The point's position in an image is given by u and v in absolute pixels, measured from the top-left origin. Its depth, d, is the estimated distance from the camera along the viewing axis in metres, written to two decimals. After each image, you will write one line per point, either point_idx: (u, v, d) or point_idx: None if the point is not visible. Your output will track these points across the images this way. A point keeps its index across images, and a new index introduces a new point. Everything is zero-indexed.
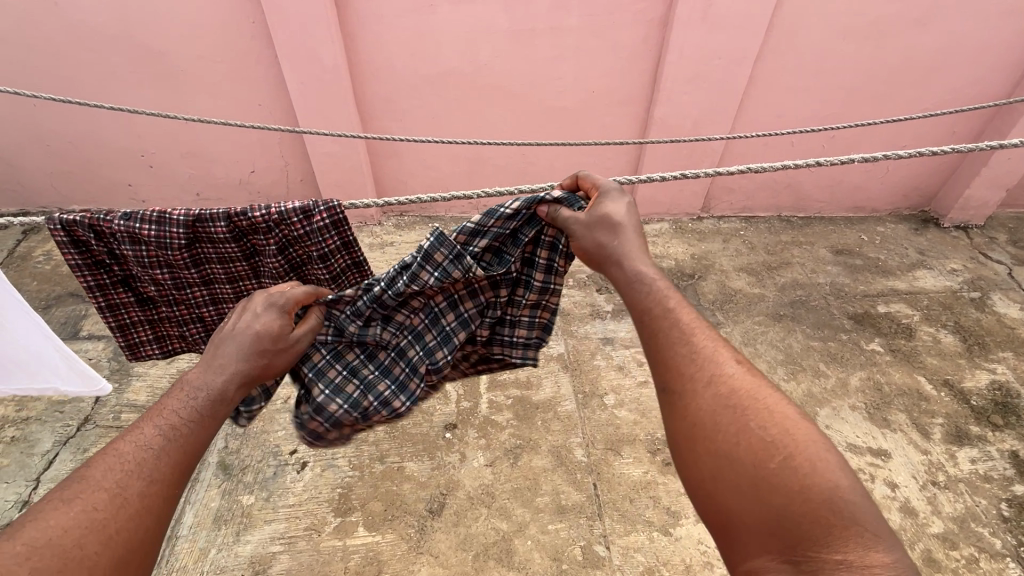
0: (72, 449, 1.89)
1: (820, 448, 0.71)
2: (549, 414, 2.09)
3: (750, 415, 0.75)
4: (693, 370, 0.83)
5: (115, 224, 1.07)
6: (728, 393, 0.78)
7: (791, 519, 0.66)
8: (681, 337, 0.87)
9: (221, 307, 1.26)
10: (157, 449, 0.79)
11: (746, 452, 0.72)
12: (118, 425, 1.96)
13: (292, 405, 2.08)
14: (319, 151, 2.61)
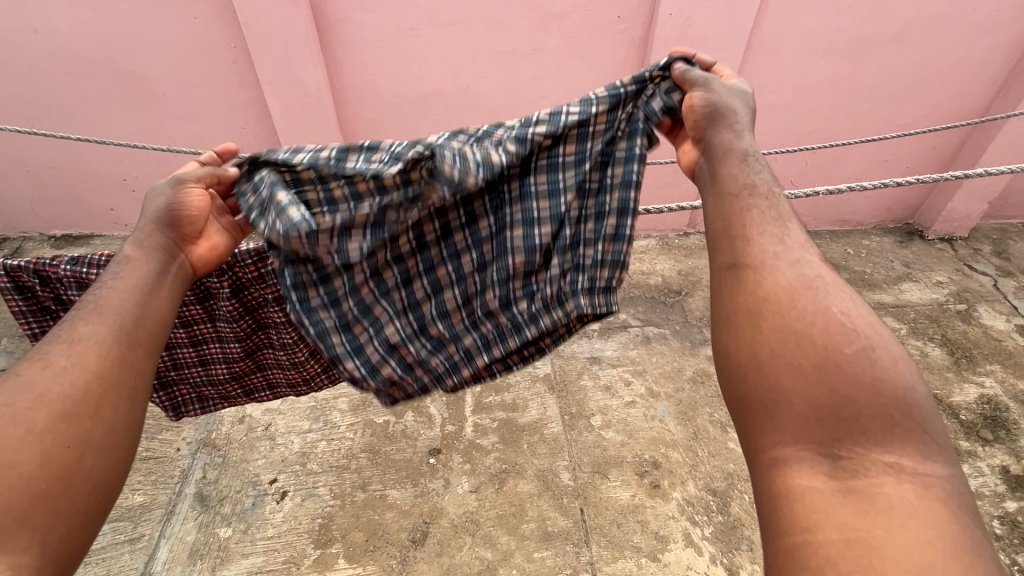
0: None
1: (901, 355, 0.60)
2: (535, 436, 2.06)
3: (830, 304, 0.64)
4: (776, 249, 0.71)
5: (61, 268, 1.10)
6: (807, 279, 0.67)
7: (852, 408, 0.56)
8: (753, 214, 0.77)
9: (172, 353, 1.29)
10: (69, 321, 0.77)
11: (820, 334, 0.61)
12: None
13: (273, 432, 2.03)
14: None
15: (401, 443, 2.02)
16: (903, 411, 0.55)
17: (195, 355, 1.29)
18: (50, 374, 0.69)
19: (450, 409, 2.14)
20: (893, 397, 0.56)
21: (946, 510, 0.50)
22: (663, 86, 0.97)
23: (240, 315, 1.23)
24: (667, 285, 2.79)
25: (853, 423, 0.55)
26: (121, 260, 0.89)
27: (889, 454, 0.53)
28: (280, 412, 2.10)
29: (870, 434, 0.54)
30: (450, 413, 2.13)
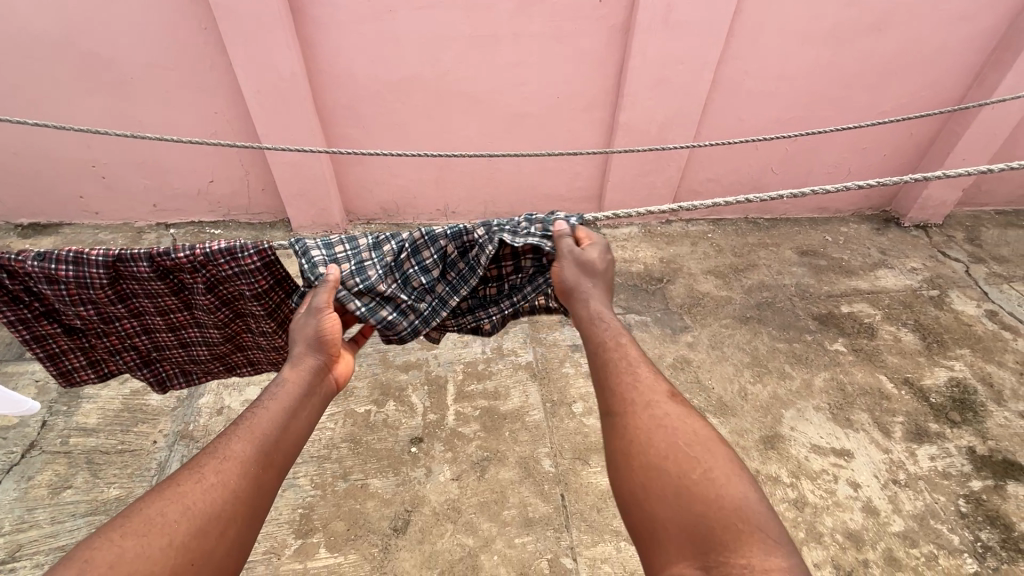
0: (16, 477, 1.80)
1: (735, 470, 0.76)
2: (517, 424, 2.07)
3: (679, 436, 0.80)
4: (635, 395, 0.89)
5: (28, 264, 1.07)
6: (663, 413, 0.85)
7: (707, 523, 0.68)
8: (621, 365, 0.96)
9: (154, 337, 1.29)
10: (225, 434, 0.88)
11: (672, 464, 0.77)
12: (67, 450, 1.88)
13: None
14: (280, 160, 2.55)
15: (383, 433, 2.02)
16: (738, 522, 0.68)
17: (175, 338, 1.30)
18: (207, 470, 0.80)
19: (431, 398, 2.14)
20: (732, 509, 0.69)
21: None
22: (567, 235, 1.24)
23: (216, 307, 1.21)
24: (649, 273, 2.81)
25: (709, 537, 0.67)
26: (274, 380, 1.02)
27: (740, 558, 0.64)
28: None
29: (725, 546, 0.65)
30: (432, 402, 2.13)
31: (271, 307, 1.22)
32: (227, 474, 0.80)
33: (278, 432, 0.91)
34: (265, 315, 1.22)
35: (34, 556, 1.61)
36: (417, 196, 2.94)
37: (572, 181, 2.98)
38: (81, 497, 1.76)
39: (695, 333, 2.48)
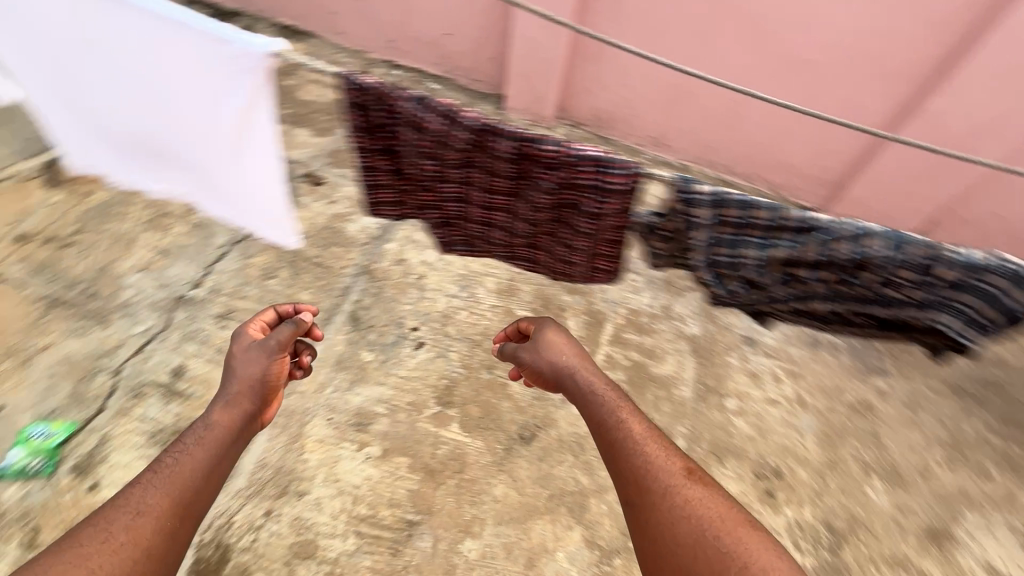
0: (239, 252, 2.08)
1: (764, 557, 0.83)
2: (662, 391, 1.98)
3: (707, 524, 0.88)
4: (650, 482, 0.97)
5: (407, 106, 1.12)
6: (690, 495, 0.94)
7: None
8: (628, 445, 1.04)
9: (463, 203, 1.41)
10: (140, 484, 0.93)
11: (703, 564, 0.85)
12: (278, 246, 2.11)
13: (424, 285, 2.11)
14: (523, 34, 2.42)
15: None
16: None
17: (480, 213, 1.42)
18: (117, 529, 0.84)
19: (587, 330, 2.10)
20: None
21: None
22: (1008, 274, 1.17)
23: (544, 201, 1.29)
24: None
25: None
26: (206, 421, 1.15)
27: None
28: (434, 268, 2.16)
29: None
30: (587, 333, 2.09)
31: (593, 222, 1.29)
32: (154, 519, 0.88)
33: (217, 446, 1.09)
34: (581, 223, 1.31)
35: (242, 323, 1.91)
36: (636, 116, 2.68)
37: (816, 156, 2.52)
38: (281, 289, 2.00)
39: (891, 381, 2.12)
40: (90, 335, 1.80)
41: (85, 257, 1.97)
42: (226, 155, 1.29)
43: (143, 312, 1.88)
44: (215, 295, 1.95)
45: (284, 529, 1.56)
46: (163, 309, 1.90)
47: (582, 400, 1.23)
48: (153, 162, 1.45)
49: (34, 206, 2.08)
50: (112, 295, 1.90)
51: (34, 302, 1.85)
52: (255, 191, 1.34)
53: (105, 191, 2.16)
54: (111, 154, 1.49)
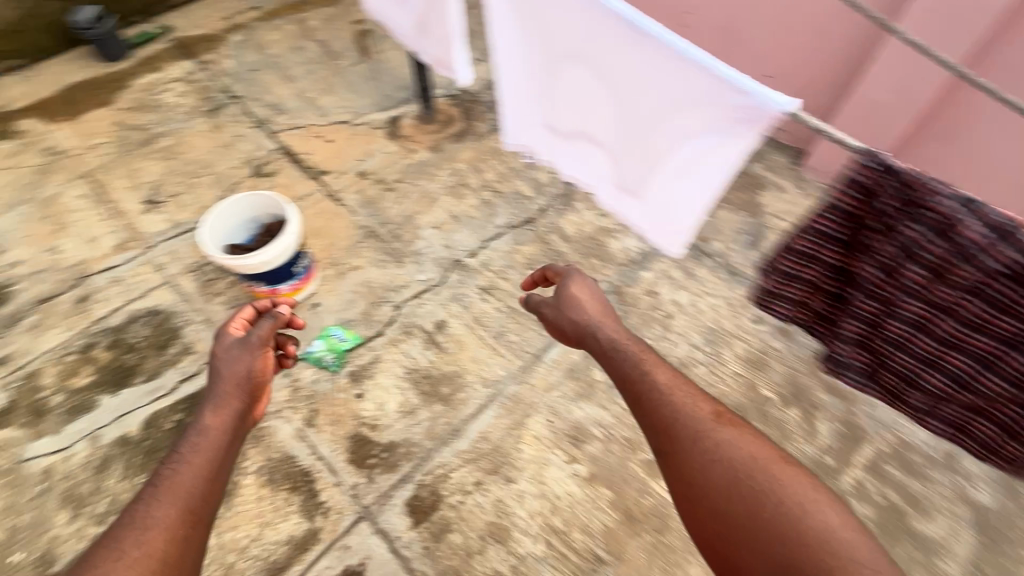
0: (512, 237, 2.25)
1: (794, 484, 1.04)
2: (920, 554, 1.63)
3: (740, 467, 1.08)
4: (682, 432, 1.16)
5: (944, 200, 0.92)
6: (729, 441, 1.12)
7: (789, 539, 0.97)
8: (659, 397, 1.23)
9: (903, 337, 1.10)
10: (148, 500, 1.10)
11: (742, 509, 1.04)
12: (545, 242, 2.23)
13: (669, 325, 2.02)
14: (866, 91, 2.09)
15: (773, 431, 1.83)
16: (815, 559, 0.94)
17: (917, 350, 1.09)
18: (128, 550, 1.02)
19: (840, 442, 1.81)
20: (807, 538, 0.96)
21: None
22: None
23: None
24: None
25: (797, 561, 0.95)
26: (199, 426, 1.28)
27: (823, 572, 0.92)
28: (684, 311, 2.06)
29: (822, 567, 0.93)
30: (838, 446, 1.80)
31: None
32: (162, 530, 1.06)
33: (217, 445, 1.25)
34: None
35: (499, 302, 2.06)
36: None
37: None
38: None
39: None
40: (387, 269, 2.13)
41: (398, 204, 2.34)
42: (673, 175, 1.28)
43: (428, 264, 2.15)
44: (484, 269, 2.15)
45: (487, 505, 1.64)
46: (443, 267, 2.15)
47: (608, 355, 1.40)
48: (583, 151, 1.48)
49: (375, 150, 2.54)
50: (409, 242, 2.22)
51: (358, 230, 2.25)
52: (694, 208, 1.30)
53: (426, 153, 2.53)
54: (542, 131, 1.56)
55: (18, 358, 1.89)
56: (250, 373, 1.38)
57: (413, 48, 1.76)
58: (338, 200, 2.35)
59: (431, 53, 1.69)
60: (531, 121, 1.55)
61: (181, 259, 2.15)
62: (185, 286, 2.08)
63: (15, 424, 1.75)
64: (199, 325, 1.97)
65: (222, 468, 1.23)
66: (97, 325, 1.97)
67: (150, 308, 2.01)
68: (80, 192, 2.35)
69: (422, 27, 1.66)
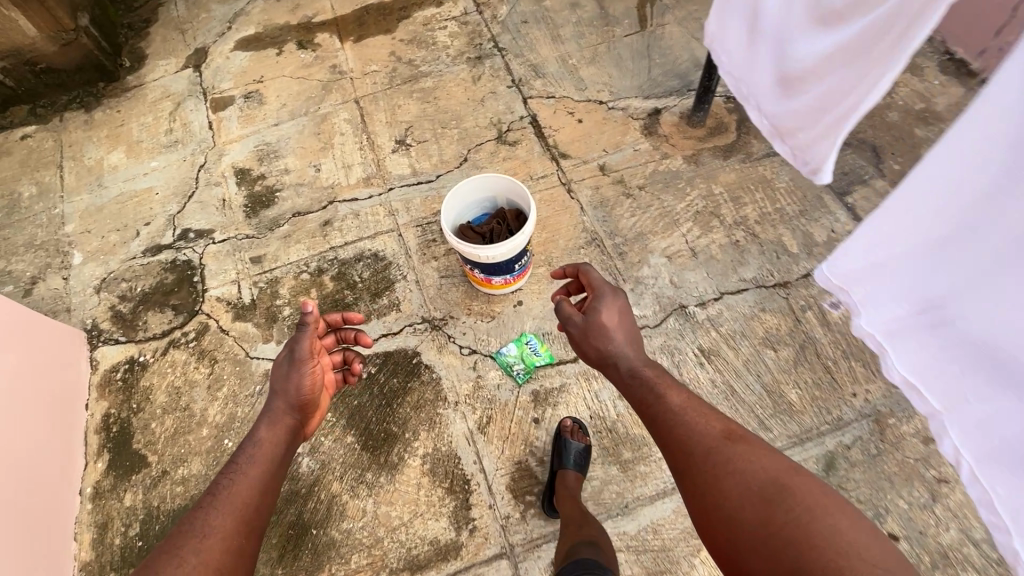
0: (756, 297, 1.84)
1: (805, 489, 1.02)
2: None
3: (752, 473, 1.07)
4: (695, 449, 1.16)
5: None
6: (752, 457, 1.10)
7: (799, 544, 0.95)
8: (676, 415, 1.24)
9: None
10: (207, 507, 1.22)
11: (748, 515, 1.03)
12: (797, 319, 1.78)
13: (942, 495, 1.49)
14: None
15: None
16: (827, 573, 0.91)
17: None
18: (187, 555, 1.12)
19: None
20: (822, 539, 0.93)
21: None
22: None
23: None
24: None
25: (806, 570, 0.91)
26: (256, 442, 1.40)
27: None
28: None
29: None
30: None
31: None
32: (214, 534, 1.18)
33: (266, 458, 1.37)
34: None
35: (717, 373, 1.72)
36: None
37: None
38: (774, 368, 1.71)
39: None
40: None
41: (632, 215, 2.07)
42: None
43: (647, 299, 1.88)
44: (710, 326, 1.80)
45: None
46: (663, 307, 1.85)
47: (631, 383, 1.38)
48: (966, 384, 0.84)
49: (624, 144, 2.26)
50: (634, 264, 1.95)
51: (582, 233, 2.05)
52: None
53: (680, 162, 2.18)
54: (905, 298, 0.93)
55: (270, 262, 2.13)
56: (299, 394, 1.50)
57: (748, 100, 1.31)
58: (571, 191, 2.16)
59: (780, 120, 1.22)
60: (900, 269, 0.93)
61: (412, 210, 2.19)
62: (409, 239, 2.11)
63: (254, 322, 1.99)
64: (410, 284, 2.00)
65: (272, 478, 1.35)
66: (331, 253, 2.11)
67: (375, 252, 2.10)
68: (348, 116, 2.51)
69: (790, 84, 1.17)
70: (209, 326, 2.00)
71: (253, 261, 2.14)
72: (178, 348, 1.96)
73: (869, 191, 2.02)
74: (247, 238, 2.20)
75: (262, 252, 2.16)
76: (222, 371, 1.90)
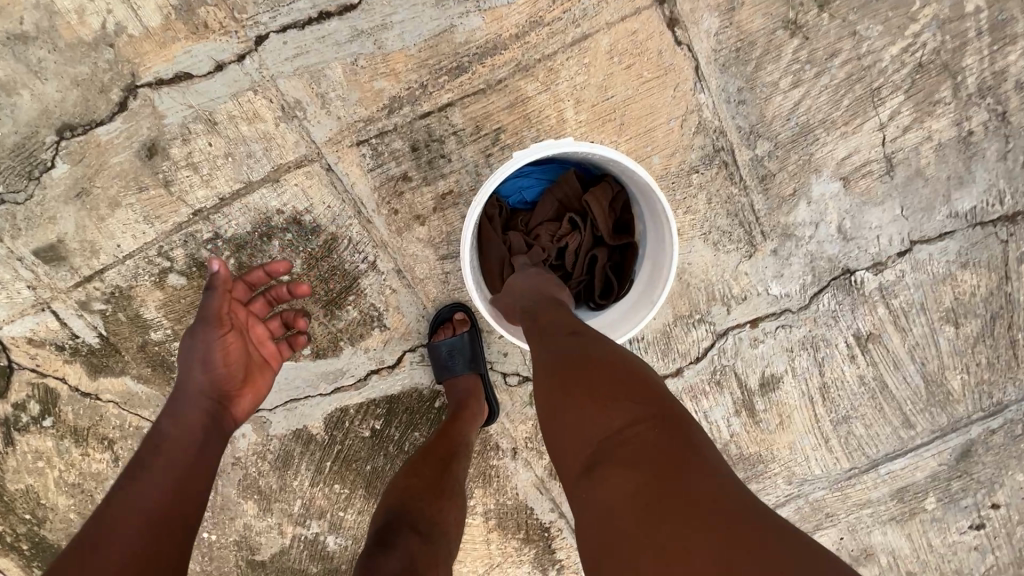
0: (961, 245, 1.15)
1: (635, 371, 0.65)
2: None
3: (580, 352, 0.69)
4: (546, 332, 0.76)
5: None
6: (567, 335, 0.74)
7: (619, 440, 0.57)
8: (535, 308, 0.82)
9: None
10: (102, 512, 0.71)
11: (567, 399, 0.64)
12: (1007, 275, 1.18)
13: None
14: None
15: None
16: (629, 448, 0.56)
17: None
18: None
19: None
20: (651, 435, 0.56)
21: (719, 505, 0.49)
22: None
23: None
24: None
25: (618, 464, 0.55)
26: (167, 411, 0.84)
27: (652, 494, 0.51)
28: None
29: (677, 478, 0.52)
30: None
31: None
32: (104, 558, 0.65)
33: (176, 447, 0.80)
34: None
35: (869, 367, 1.24)
36: None
37: None
38: (945, 350, 1.24)
39: None
40: (723, 256, 1.13)
41: (794, 83, 1.04)
42: None
43: (796, 265, 1.14)
44: (879, 300, 1.18)
45: None
46: (817, 277, 1.15)
47: (517, 301, 0.86)
48: None
49: None
50: (782, 202, 1.10)
51: (697, 137, 1.05)
52: None
53: None
54: None
55: (85, 256, 1.07)
56: (209, 366, 0.86)
57: None
58: (674, 25, 1.00)
59: None
60: None
61: (334, 103, 1.00)
62: (352, 180, 1.04)
63: (133, 374, 1.15)
64: (389, 278, 1.11)
65: (194, 460, 0.80)
66: (204, 227, 1.05)
67: (295, 216, 1.06)
68: None
69: None
70: (56, 391, 1.15)
71: (47, 259, 1.06)
72: (31, 431, 1.18)
73: None
74: None
75: (52, 238, 1.05)
76: (131, 456, 1.20)
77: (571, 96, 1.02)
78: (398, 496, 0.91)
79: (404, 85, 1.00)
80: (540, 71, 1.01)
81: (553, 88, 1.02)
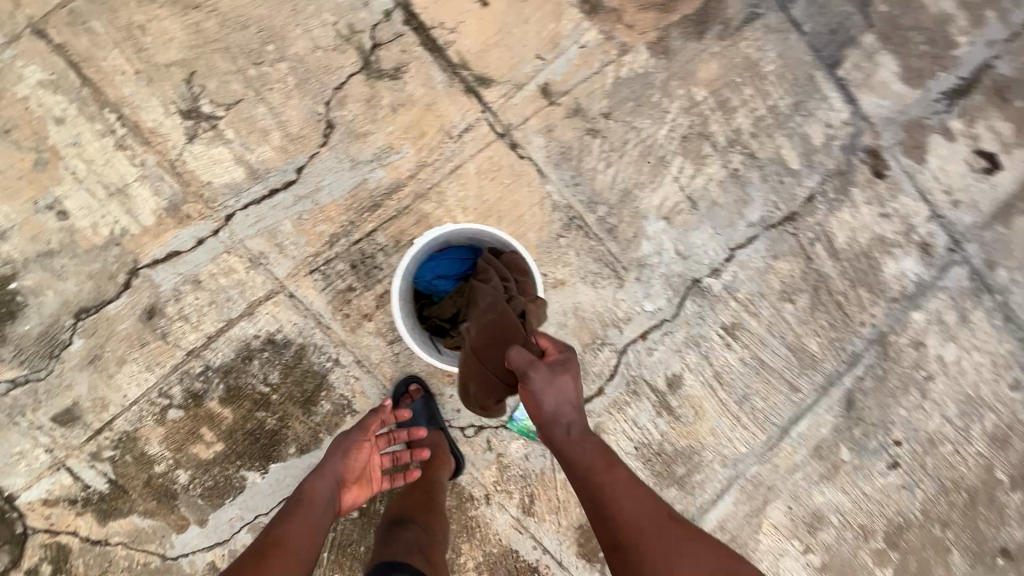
0: (766, 244, 1.58)
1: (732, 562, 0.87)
2: None
3: (688, 548, 0.86)
4: (636, 514, 0.90)
5: None
6: (666, 524, 0.90)
7: None
8: (614, 480, 0.95)
9: None
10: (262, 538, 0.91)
11: None
12: (808, 257, 1.60)
13: (929, 391, 1.66)
14: None
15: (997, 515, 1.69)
16: None
17: None
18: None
19: None
20: None
21: None
22: None
23: None
24: None
25: None
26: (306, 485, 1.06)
27: None
28: (947, 368, 1.67)
29: None
30: None
31: None
32: (275, 566, 0.85)
33: (317, 506, 1.01)
34: None
35: (744, 350, 1.56)
36: None
37: None
38: (793, 323, 1.59)
39: None
40: (602, 291, 1.49)
41: (607, 165, 1.51)
42: None
43: (657, 285, 1.52)
44: (728, 296, 1.56)
45: None
46: (675, 290, 1.52)
47: (578, 446, 0.99)
48: None
49: (564, 37, 1.49)
50: (629, 243, 1.51)
51: (554, 213, 1.48)
52: None
53: (645, 58, 1.53)
54: None
55: (96, 411, 1.29)
56: (349, 455, 1.14)
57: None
58: (515, 147, 1.47)
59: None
60: None
61: (289, 247, 1.36)
62: (310, 299, 1.37)
63: (140, 510, 1.30)
64: (351, 369, 1.38)
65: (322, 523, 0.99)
66: (196, 363, 1.32)
67: (269, 337, 1.35)
68: (46, 74, 1.29)
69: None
70: (68, 546, 1.28)
71: (63, 422, 1.28)
72: None
73: (859, 53, 1.64)
74: (18, 386, 1.27)
75: (67, 402, 1.28)
76: None
77: (459, 206, 1.44)
78: (399, 507, 1.26)
79: (338, 225, 1.38)
80: (433, 195, 1.43)
81: (445, 204, 1.43)
